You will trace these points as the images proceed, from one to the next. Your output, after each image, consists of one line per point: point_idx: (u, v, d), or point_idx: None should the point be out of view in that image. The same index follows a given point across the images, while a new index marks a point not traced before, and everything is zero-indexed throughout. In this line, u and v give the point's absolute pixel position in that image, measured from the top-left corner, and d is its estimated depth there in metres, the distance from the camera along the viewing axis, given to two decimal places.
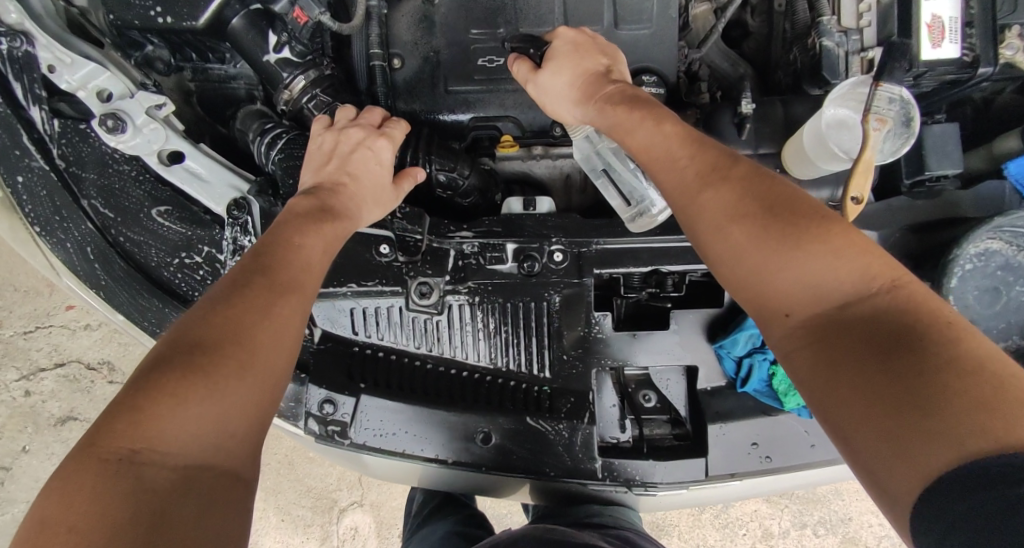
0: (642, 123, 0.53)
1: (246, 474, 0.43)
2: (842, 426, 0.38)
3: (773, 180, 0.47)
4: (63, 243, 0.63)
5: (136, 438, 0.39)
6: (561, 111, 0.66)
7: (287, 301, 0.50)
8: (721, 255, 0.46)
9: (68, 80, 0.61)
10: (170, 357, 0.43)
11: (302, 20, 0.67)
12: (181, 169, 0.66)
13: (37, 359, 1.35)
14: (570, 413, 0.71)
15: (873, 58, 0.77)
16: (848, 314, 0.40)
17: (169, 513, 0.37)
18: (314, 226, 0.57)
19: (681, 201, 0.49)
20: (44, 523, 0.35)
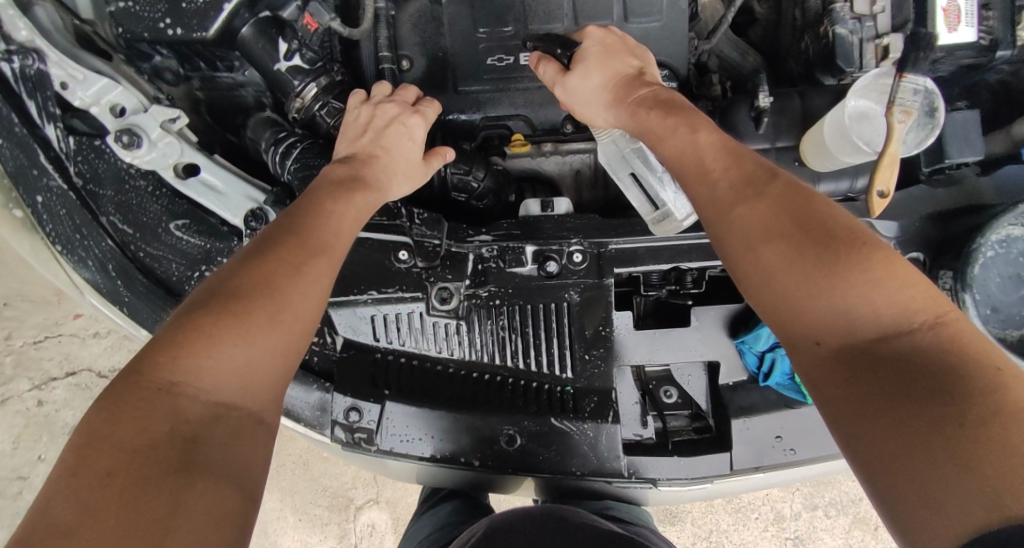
0: (677, 133, 0.53)
1: (270, 418, 0.45)
2: (866, 461, 0.36)
3: (814, 198, 0.45)
4: (84, 262, 0.63)
5: (175, 372, 0.42)
6: (590, 114, 0.66)
7: (319, 263, 0.51)
8: (751, 274, 0.45)
9: (81, 96, 0.61)
10: (208, 301, 0.45)
11: (312, 27, 0.66)
12: (197, 181, 0.66)
13: (49, 368, 1.35)
14: (594, 413, 0.71)
15: (889, 46, 0.75)
16: (886, 349, 0.38)
17: (198, 443, 0.40)
18: (344, 195, 0.58)
19: (712, 215, 0.48)
20: (87, 442, 0.38)
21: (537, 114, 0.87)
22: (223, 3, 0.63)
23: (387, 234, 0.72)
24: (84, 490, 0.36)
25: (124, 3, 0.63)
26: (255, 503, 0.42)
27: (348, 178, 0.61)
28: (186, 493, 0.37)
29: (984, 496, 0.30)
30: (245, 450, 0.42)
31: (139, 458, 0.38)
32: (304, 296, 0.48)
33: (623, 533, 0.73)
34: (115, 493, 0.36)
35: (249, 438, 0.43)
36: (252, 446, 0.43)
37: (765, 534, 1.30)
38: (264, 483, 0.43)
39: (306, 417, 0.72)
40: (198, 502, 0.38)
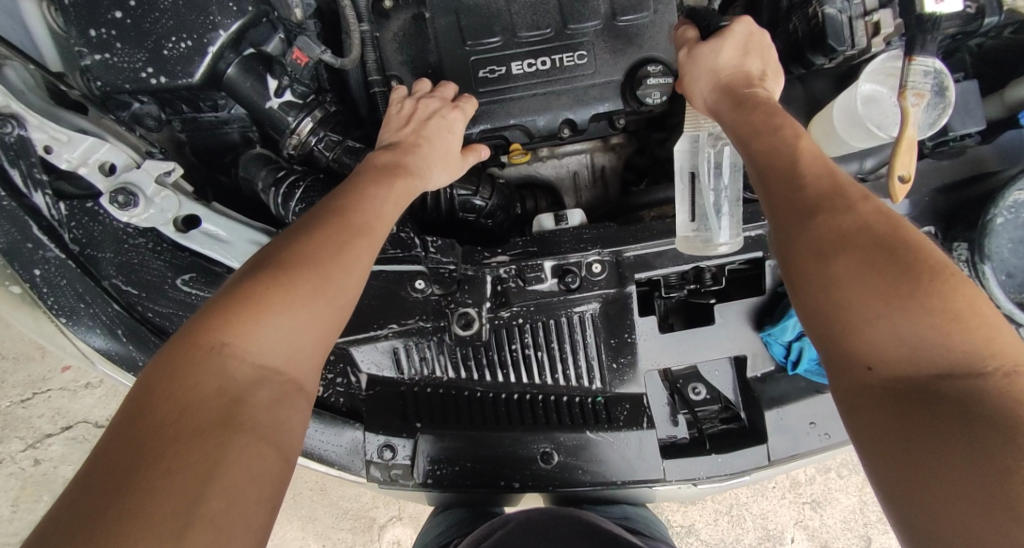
0: (779, 133, 0.51)
1: (309, 387, 0.46)
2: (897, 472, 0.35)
3: (898, 222, 0.43)
4: (92, 331, 0.60)
5: (227, 332, 0.42)
6: (694, 89, 0.65)
7: (360, 242, 0.51)
8: (812, 282, 0.43)
9: (68, 158, 0.58)
10: (261, 269, 0.46)
11: (302, 60, 0.65)
12: (199, 234, 0.62)
13: (41, 425, 1.30)
14: (628, 420, 0.70)
15: (880, 21, 0.71)
16: (945, 387, 0.37)
17: (245, 404, 0.41)
18: (385, 180, 0.60)
19: (785, 213, 0.46)
20: (148, 391, 0.39)
21: (533, 123, 0.83)
22: (207, 46, 0.60)
23: (400, 264, 0.71)
24: (139, 436, 0.37)
25: (100, 55, 0.60)
26: (288, 465, 0.42)
27: (391, 166, 0.63)
28: (232, 448, 0.38)
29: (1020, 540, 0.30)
30: (286, 414, 0.43)
31: (191, 411, 0.38)
32: (346, 277, 0.49)
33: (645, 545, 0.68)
34: (167, 445, 0.36)
35: (290, 403, 0.44)
36: (292, 412, 0.44)
37: (784, 501, 1.32)
38: (300, 442, 0.44)
39: (339, 460, 0.70)
40: (242, 456, 0.38)
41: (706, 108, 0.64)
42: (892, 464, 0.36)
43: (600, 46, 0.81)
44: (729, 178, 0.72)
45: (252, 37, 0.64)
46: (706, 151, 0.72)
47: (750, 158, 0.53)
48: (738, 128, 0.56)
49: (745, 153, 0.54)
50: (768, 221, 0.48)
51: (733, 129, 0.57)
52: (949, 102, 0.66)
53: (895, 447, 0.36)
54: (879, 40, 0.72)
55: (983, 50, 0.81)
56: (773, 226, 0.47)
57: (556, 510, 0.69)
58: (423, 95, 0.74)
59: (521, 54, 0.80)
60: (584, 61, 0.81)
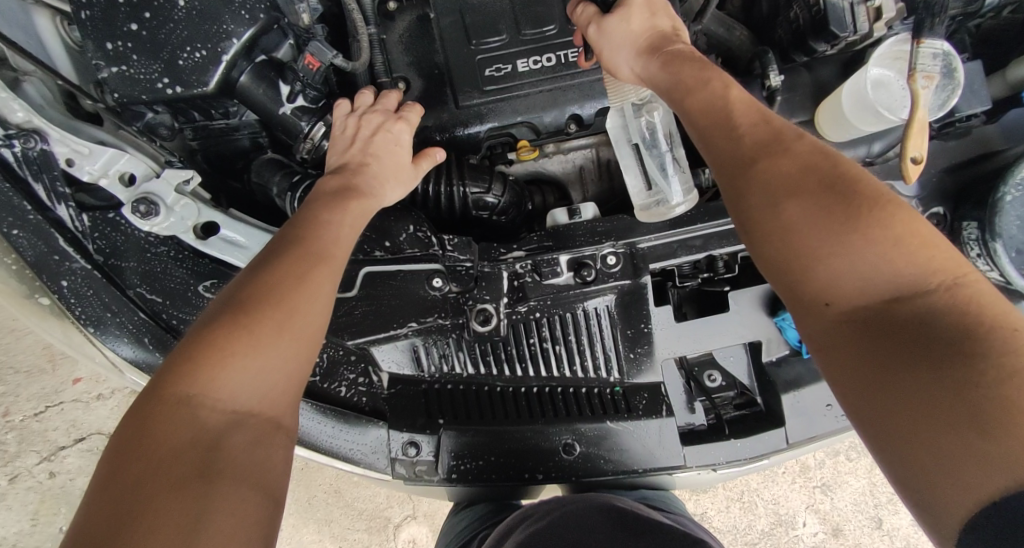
0: (710, 87, 0.54)
1: (288, 424, 0.47)
2: (870, 415, 0.37)
3: (835, 159, 0.45)
4: (119, 340, 0.61)
5: (193, 384, 0.42)
6: (617, 64, 0.65)
7: (320, 270, 0.52)
8: (765, 230, 0.45)
9: (90, 170, 0.58)
10: (220, 317, 0.46)
11: (314, 65, 0.66)
12: (218, 239, 0.63)
13: (55, 438, 1.31)
14: (647, 409, 0.71)
15: (880, 5, 0.72)
16: (894, 312, 0.38)
17: (221, 450, 0.41)
18: (341, 204, 0.60)
19: (729, 169, 0.48)
20: (121, 454, 0.39)
21: (540, 119, 0.84)
22: (221, 55, 0.60)
23: (417, 263, 0.72)
24: (117, 499, 0.37)
25: (116, 67, 0.60)
26: (279, 503, 0.43)
27: (343, 190, 0.62)
28: (214, 496, 0.39)
29: (992, 459, 0.31)
30: (267, 454, 0.44)
31: (166, 462, 0.39)
32: (309, 303, 0.49)
33: (679, 527, 0.68)
34: (145, 506, 0.37)
35: (271, 443, 0.44)
36: (272, 451, 0.44)
37: (795, 486, 1.33)
38: (285, 481, 0.45)
39: (361, 459, 0.70)
40: (224, 504, 0.39)
41: (637, 78, 0.64)
42: (871, 419, 0.37)
43: None
44: (667, 140, 0.77)
45: (264, 44, 0.65)
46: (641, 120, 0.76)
47: (687, 114, 0.54)
48: (670, 87, 0.57)
49: (682, 114, 0.55)
50: (715, 179, 0.50)
51: (668, 91, 0.58)
52: (959, 84, 0.67)
53: (871, 407, 0.37)
54: (881, 24, 0.72)
55: (983, 32, 0.82)
56: (721, 181, 0.49)
57: (596, 500, 0.67)
58: (367, 109, 0.71)
59: (526, 51, 0.81)
60: None
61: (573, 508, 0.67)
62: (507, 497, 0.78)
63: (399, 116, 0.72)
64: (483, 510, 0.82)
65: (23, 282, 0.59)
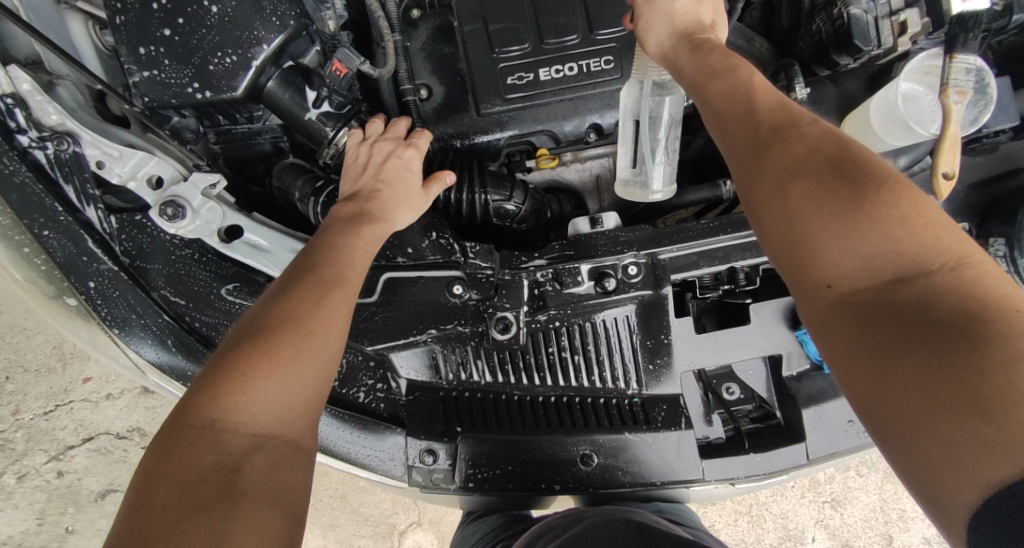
0: (735, 74, 0.52)
1: (307, 444, 0.46)
2: (873, 408, 0.36)
3: (849, 142, 0.43)
4: (143, 342, 0.61)
5: (215, 408, 0.42)
6: (648, 35, 0.63)
7: (337, 294, 0.52)
8: (775, 216, 0.44)
9: (119, 172, 0.59)
10: (240, 342, 0.46)
11: (341, 72, 0.66)
12: (241, 243, 0.63)
13: (63, 437, 1.31)
14: (666, 421, 0.71)
15: (907, 21, 0.70)
16: (896, 294, 0.37)
17: (243, 472, 0.41)
18: (354, 230, 0.60)
19: (746, 151, 0.48)
20: (150, 481, 0.39)
21: (561, 128, 0.85)
22: (251, 60, 0.61)
23: (438, 270, 0.72)
24: (145, 523, 0.37)
25: (148, 72, 0.61)
26: (299, 523, 0.43)
27: (356, 214, 0.62)
28: (236, 520, 0.39)
29: (1000, 448, 0.29)
30: (287, 475, 0.43)
31: (190, 486, 0.39)
32: (327, 322, 0.50)
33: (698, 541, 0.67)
34: (170, 531, 0.37)
35: (291, 464, 0.44)
36: (294, 471, 0.44)
37: (804, 501, 1.32)
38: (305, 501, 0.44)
39: (378, 465, 0.70)
40: (246, 525, 0.39)
41: (661, 58, 0.62)
42: (876, 414, 0.36)
43: (626, 50, 0.82)
44: (669, 126, 0.78)
45: (293, 50, 0.65)
46: (650, 101, 0.76)
47: (708, 100, 0.53)
48: (693, 71, 0.56)
49: (704, 100, 0.54)
50: (732, 162, 0.50)
51: (688, 75, 0.57)
52: (991, 100, 0.66)
53: (878, 401, 0.35)
54: (905, 39, 0.71)
55: (1009, 46, 0.81)
56: (736, 164, 0.49)
57: (615, 514, 0.67)
58: (375, 139, 0.70)
59: (548, 61, 0.82)
60: (611, 67, 0.82)
61: (592, 521, 0.66)
62: (515, 507, 0.78)
63: (410, 143, 0.72)
64: (495, 520, 0.81)
65: (52, 283, 0.60)
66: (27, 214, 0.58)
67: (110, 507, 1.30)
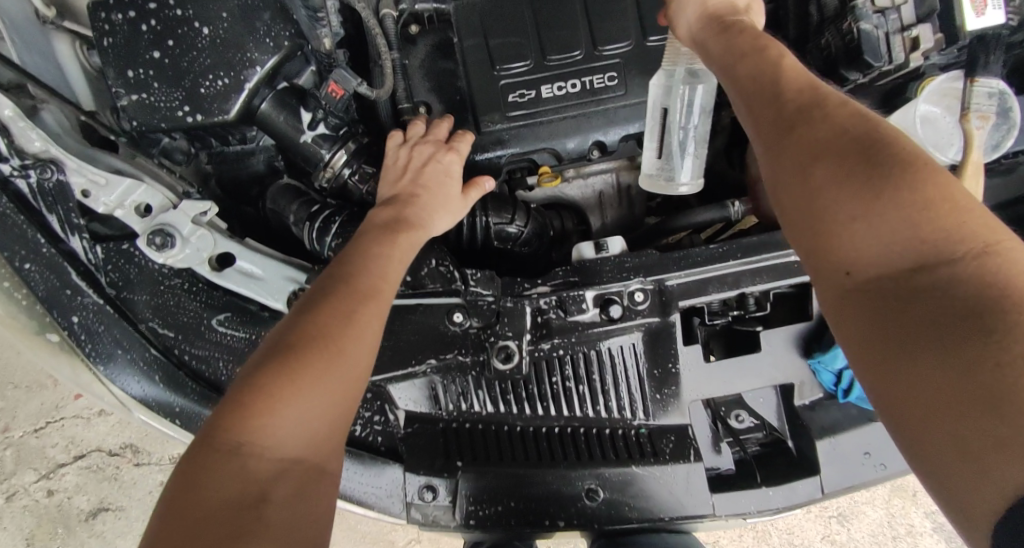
0: (761, 51, 0.46)
1: (332, 469, 0.43)
2: (888, 405, 0.32)
3: (878, 125, 0.39)
4: (130, 379, 0.59)
5: (243, 430, 0.40)
6: (680, 18, 0.56)
7: (368, 307, 0.50)
8: (793, 198, 0.40)
9: (105, 202, 0.57)
10: (269, 359, 0.43)
11: (337, 92, 0.64)
12: (234, 271, 0.61)
13: (55, 455, 1.28)
14: (675, 454, 0.68)
15: (919, 37, 0.67)
16: (915, 281, 0.33)
17: (267, 503, 0.38)
18: (388, 238, 0.58)
19: (766, 130, 0.43)
20: (171, 512, 0.36)
21: (563, 146, 0.83)
22: (244, 83, 0.59)
23: (437, 297, 0.69)
24: None
25: (137, 95, 0.59)
26: None
27: (394, 221, 0.61)
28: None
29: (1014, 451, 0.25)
30: (312, 504, 0.40)
31: (214, 518, 0.36)
32: (358, 339, 0.47)
33: None
34: None
35: (313, 492, 0.41)
36: (318, 499, 0.41)
37: (810, 516, 1.29)
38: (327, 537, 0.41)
39: (377, 503, 0.68)
40: None
41: (692, 42, 0.55)
42: (894, 414, 0.31)
43: (631, 67, 0.80)
44: (699, 116, 0.72)
45: (287, 71, 0.63)
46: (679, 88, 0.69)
47: (730, 76, 0.48)
48: (718, 50, 0.50)
49: (728, 80, 0.48)
50: (751, 140, 0.45)
51: (712, 54, 0.51)
52: (1015, 124, 0.66)
53: (897, 406, 0.31)
54: (917, 55, 0.68)
55: None
56: (755, 146, 0.44)
57: None
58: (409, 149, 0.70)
59: (550, 77, 0.80)
60: (614, 83, 0.80)
61: None
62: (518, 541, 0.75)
63: (451, 146, 0.72)
64: None
65: (33, 318, 0.57)
66: (9, 247, 0.56)
67: (100, 527, 1.26)
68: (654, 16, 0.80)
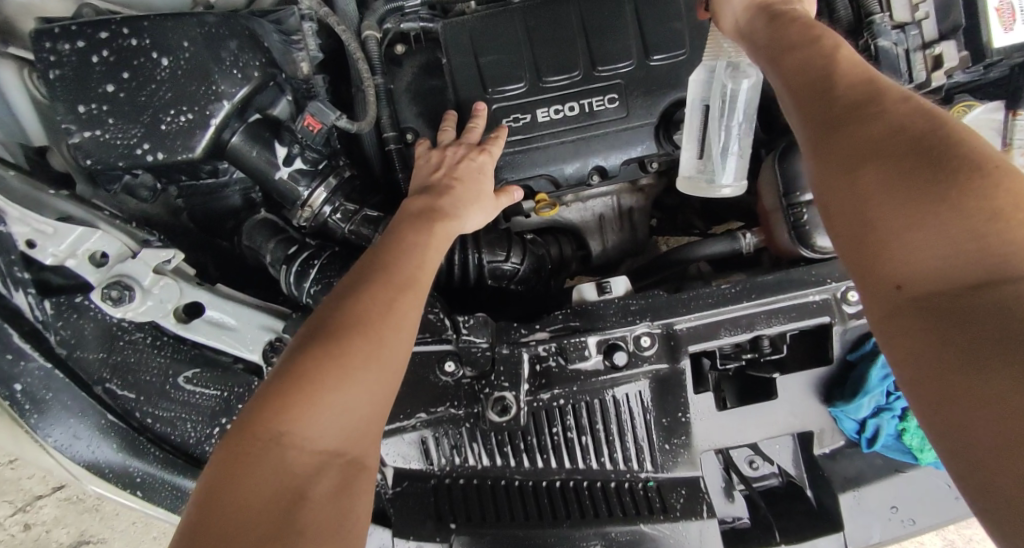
0: (814, 45, 0.42)
1: (372, 464, 0.39)
2: (942, 428, 0.27)
3: (944, 123, 0.34)
4: (80, 449, 0.54)
5: (282, 420, 0.36)
6: (723, 9, 0.53)
7: (407, 296, 0.45)
8: (838, 196, 0.35)
9: (55, 252, 0.51)
10: (309, 343, 0.40)
11: (315, 126, 0.59)
12: (202, 322, 0.56)
13: (30, 486, 1.17)
14: (685, 510, 0.62)
15: (942, 53, 0.66)
16: (980, 298, 0.27)
17: (308, 501, 0.35)
18: (425, 226, 0.55)
19: (815, 126, 0.39)
20: (211, 503, 0.34)
21: (561, 172, 0.77)
22: (210, 119, 0.53)
23: (428, 345, 0.64)
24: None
25: (90, 132, 0.53)
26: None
27: (427, 210, 0.58)
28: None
29: None
30: (350, 502, 0.37)
31: (251, 515, 0.33)
32: (397, 328, 0.42)
33: None
34: None
35: (355, 488, 0.37)
36: (356, 498, 0.37)
37: None
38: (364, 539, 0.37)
39: None
40: None
41: (738, 35, 0.52)
42: (943, 432, 0.27)
43: (632, 89, 0.75)
44: (744, 117, 0.69)
45: (259, 102, 0.58)
46: (723, 83, 0.66)
47: (780, 74, 0.44)
48: (768, 47, 0.46)
49: (775, 76, 0.45)
50: (798, 137, 0.41)
51: (760, 51, 0.47)
52: None
53: (945, 420, 0.27)
54: (940, 73, 0.66)
55: None
56: (802, 145, 0.40)
57: None
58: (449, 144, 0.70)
59: (547, 100, 0.75)
60: (615, 105, 0.75)
61: None
62: None
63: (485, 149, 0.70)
64: None
65: None
66: None
67: None
68: (656, 34, 0.75)
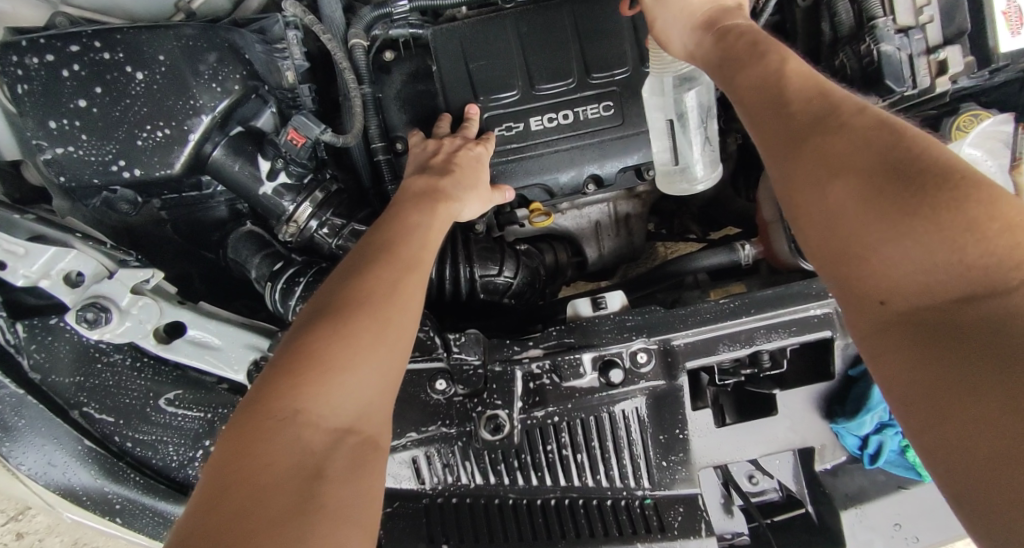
0: (763, 62, 0.40)
1: (385, 443, 0.38)
2: (933, 445, 0.25)
3: (907, 133, 0.32)
4: (57, 476, 0.53)
5: (296, 398, 0.35)
6: (669, 34, 0.52)
7: (411, 277, 0.44)
8: (812, 213, 0.33)
9: (25, 273, 0.48)
10: (317, 322, 0.39)
11: (298, 140, 0.57)
12: (183, 342, 0.54)
13: None
14: (683, 528, 0.61)
15: (947, 58, 0.64)
16: (964, 315, 0.26)
17: (327, 479, 0.33)
18: (428, 206, 0.56)
19: (775, 147, 0.36)
20: (221, 484, 0.32)
21: (555, 180, 0.75)
22: (187, 134, 0.52)
23: (419, 361, 0.63)
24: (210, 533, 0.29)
25: (62, 148, 0.51)
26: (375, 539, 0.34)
27: (428, 191, 0.58)
28: (314, 538, 0.30)
29: None
30: (367, 477, 0.35)
31: (268, 493, 0.31)
32: (405, 309, 0.42)
33: None
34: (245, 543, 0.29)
35: (371, 465, 0.36)
36: (372, 474, 0.36)
37: None
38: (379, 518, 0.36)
39: None
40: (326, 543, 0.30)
41: (688, 56, 0.51)
42: (933, 440, 0.26)
43: (627, 95, 0.73)
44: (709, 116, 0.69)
45: (240, 114, 0.57)
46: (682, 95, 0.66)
47: (735, 94, 0.42)
48: (719, 64, 0.45)
49: (731, 95, 0.42)
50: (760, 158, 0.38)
51: (716, 68, 0.45)
52: None
53: (943, 431, 0.25)
54: (944, 79, 0.65)
55: None
56: (767, 165, 0.37)
57: None
58: (447, 135, 0.69)
59: (540, 108, 0.73)
60: (611, 113, 0.73)
61: None
62: None
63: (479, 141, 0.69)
64: None
65: None
66: None
67: None
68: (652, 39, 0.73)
